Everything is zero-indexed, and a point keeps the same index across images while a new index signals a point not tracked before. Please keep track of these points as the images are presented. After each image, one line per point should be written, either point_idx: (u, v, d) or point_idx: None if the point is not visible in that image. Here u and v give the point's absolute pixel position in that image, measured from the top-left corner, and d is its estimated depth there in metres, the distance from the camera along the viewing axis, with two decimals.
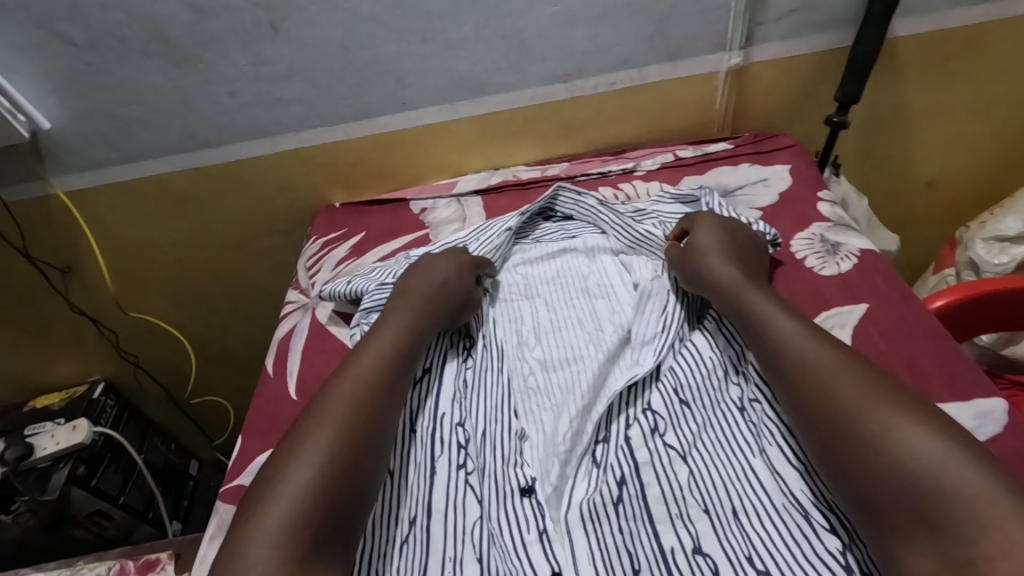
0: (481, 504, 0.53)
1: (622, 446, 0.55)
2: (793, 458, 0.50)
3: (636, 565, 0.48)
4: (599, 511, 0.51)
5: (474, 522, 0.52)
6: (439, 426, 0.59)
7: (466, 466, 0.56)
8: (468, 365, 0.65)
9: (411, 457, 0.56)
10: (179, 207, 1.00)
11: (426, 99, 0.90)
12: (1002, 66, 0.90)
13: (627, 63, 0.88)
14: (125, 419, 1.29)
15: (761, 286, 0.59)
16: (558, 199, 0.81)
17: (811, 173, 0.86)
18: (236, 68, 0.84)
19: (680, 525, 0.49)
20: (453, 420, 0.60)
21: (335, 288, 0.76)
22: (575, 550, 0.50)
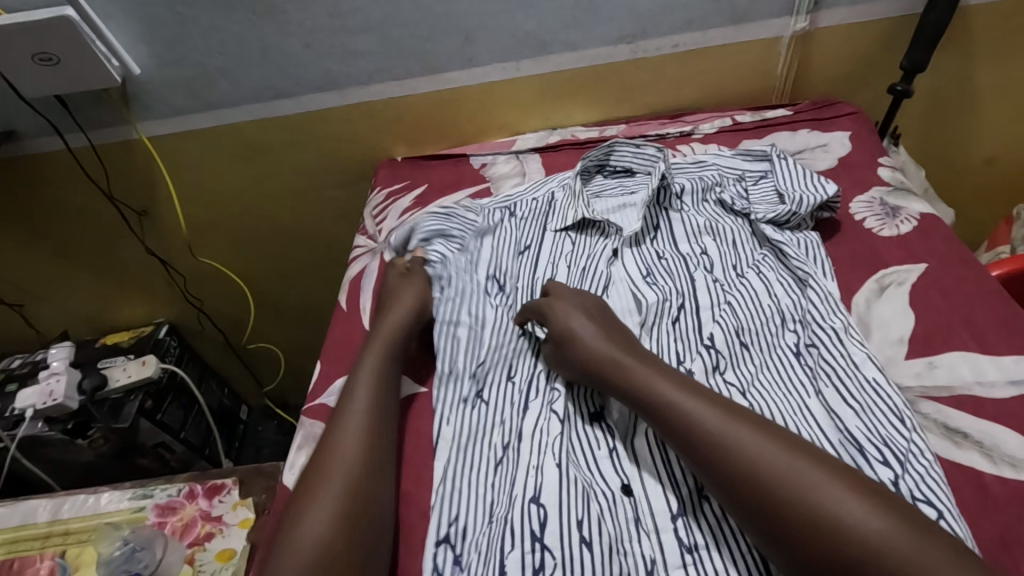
0: (563, 422, 0.56)
1: None
2: (849, 398, 0.53)
3: (701, 482, 0.50)
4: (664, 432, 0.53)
5: (556, 436, 0.55)
6: (463, 391, 0.60)
7: (553, 401, 0.58)
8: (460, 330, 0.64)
9: (457, 407, 0.59)
10: (251, 155, 1.05)
11: (492, 57, 0.93)
12: None
13: (692, 25, 0.89)
14: (186, 359, 1.37)
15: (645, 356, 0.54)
16: (614, 153, 0.86)
17: (872, 139, 0.86)
18: (314, 20, 0.87)
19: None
20: (472, 390, 0.60)
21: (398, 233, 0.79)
22: (643, 465, 0.52)
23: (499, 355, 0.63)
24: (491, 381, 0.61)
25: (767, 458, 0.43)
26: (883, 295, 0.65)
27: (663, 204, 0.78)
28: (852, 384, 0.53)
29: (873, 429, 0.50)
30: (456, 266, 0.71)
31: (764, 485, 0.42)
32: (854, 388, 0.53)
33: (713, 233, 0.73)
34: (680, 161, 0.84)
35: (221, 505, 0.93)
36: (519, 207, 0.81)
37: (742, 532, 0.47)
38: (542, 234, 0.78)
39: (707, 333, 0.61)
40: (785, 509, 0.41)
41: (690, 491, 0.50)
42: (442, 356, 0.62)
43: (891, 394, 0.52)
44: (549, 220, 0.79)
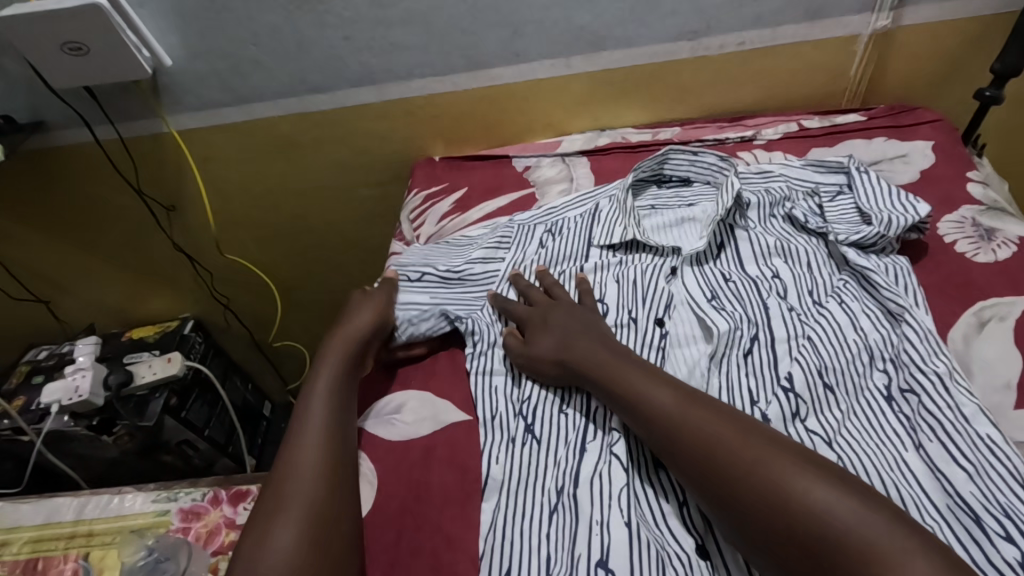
0: (629, 470, 0.52)
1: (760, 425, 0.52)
2: (958, 457, 0.47)
3: None
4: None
5: (621, 489, 0.51)
6: (513, 426, 0.57)
7: (611, 440, 0.54)
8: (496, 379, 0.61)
9: (506, 441, 0.56)
10: (282, 151, 1.01)
11: (541, 53, 0.86)
12: None
13: (761, 21, 0.82)
14: (211, 355, 1.34)
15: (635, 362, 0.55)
16: (669, 162, 0.80)
17: (957, 150, 0.78)
18: (354, 11, 0.82)
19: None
20: (525, 425, 0.57)
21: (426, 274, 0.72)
22: None
23: (551, 387, 0.59)
24: (544, 417, 0.57)
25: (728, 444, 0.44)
26: (982, 331, 0.58)
27: (729, 221, 0.72)
28: (962, 441, 0.48)
29: (992, 498, 0.45)
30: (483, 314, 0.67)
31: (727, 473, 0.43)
32: (962, 445, 0.48)
33: (785, 254, 0.67)
34: (743, 171, 0.78)
35: (245, 512, 0.88)
36: (559, 224, 0.78)
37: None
38: (587, 250, 0.74)
39: (784, 371, 0.56)
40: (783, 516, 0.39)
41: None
42: (480, 399, 0.60)
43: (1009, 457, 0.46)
44: (593, 236, 0.75)
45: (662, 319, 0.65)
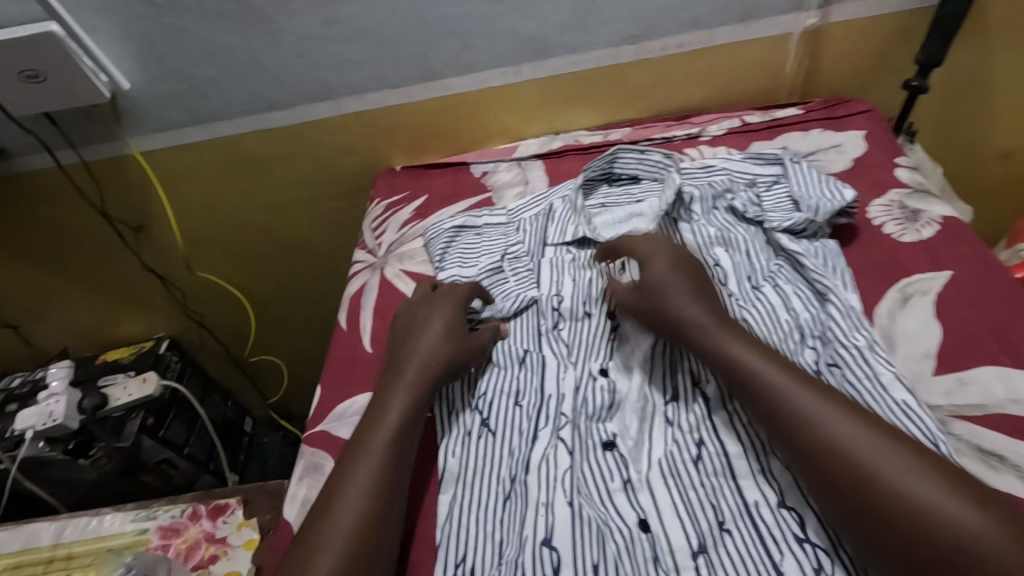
0: (572, 452, 0.55)
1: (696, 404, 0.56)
2: None
3: (721, 517, 0.49)
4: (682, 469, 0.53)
5: (565, 471, 0.54)
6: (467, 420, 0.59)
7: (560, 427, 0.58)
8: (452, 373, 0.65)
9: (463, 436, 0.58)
10: (246, 167, 1.03)
11: (491, 62, 0.90)
12: None
13: (698, 24, 0.86)
14: (188, 373, 1.35)
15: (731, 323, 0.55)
16: (619, 160, 0.83)
17: (887, 138, 0.83)
18: (306, 29, 0.84)
19: (763, 482, 0.50)
20: (479, 418, 0.59)
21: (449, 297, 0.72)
22: (658, 500, 0.51)
23: (503, 383, 0.62)
24: (496, 410, 0.59)
25: (821, 437, 0.45)
26: (906, 306, 0.62)
27: (674, 215, 0.75)
28: (880, 408, 0.52)
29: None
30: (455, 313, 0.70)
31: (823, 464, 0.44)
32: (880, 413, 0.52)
33: (725, 243, 0.70)
34: (688, 166, 0.81)
35: (225, 525, 0.88)
36: (526, 227, 0.80)
37: (768, 569, 0.45)
38: (543, 248, 0.77)
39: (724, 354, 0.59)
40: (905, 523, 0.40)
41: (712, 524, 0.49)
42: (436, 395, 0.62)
43: (917, 421, 0.50)
44: (548, 234, 0.78)
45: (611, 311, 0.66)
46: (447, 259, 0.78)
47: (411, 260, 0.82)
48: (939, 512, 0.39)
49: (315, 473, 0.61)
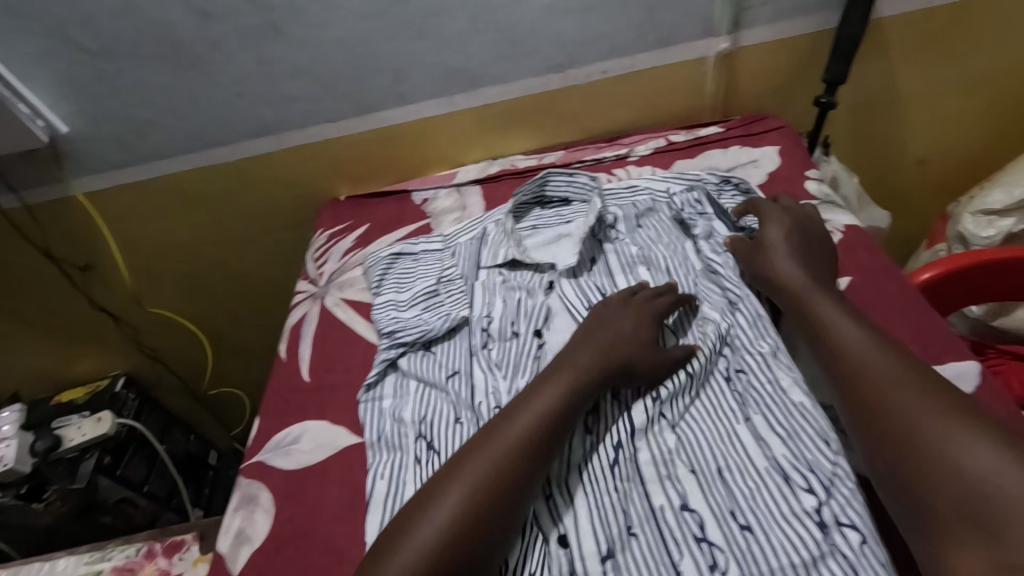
0: None
1: (621, 411, 0.60)
2: (775, 426, 0.55)
3: (630, 522, 0.53)
4: (598, 474, 0.56)
5: None
6: (400, 440, 0.61)
7: None
8: (385, 397, 0.67)
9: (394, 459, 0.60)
10: (192, 203, 1.04)
11: (424, 93, 0.93)
12: (978, 45, 0.95)
13: (618, 51, 0.91)
14: (147, 410, 1.34)
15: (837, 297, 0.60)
16: (550, 183, 0.87)
17: (799, 152, 0.88)
18: (241, 69, 0.87)
19: (669, 485, 0.54)
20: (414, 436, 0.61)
21: (382, 323, 0.74)
22: (577, 510, 0.54)
23: (436, 404, 0.63)
24: (431, 430, 0.61)
25: (904, 416, 0.48)
26: None
27: (599, 235, 0.80)
28: (779, 411, 0.56)
29: (793, 454, 0.53)
30: (396, 336, 0.72)
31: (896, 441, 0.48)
32: (780, 415, 0.56)
33: (647, 262, 0.75)
34: (612, 187, 0.86)
35: (180, 562, 0.88)
36: (462, 251, 0.83)
37: (668, 568, 0.50)
38: (477, 271, 0.79)
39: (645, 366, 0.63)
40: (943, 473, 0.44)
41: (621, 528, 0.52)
42: (368, 421, 0.65)
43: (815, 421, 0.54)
44: (482, 258, 0.80)
45: (541, 330, 0.70)
46: (384, 284, 0.81)
47: (351, 288, 0.84)
48: (973, 466, 0.43)
49: (250, 504, 0.62)
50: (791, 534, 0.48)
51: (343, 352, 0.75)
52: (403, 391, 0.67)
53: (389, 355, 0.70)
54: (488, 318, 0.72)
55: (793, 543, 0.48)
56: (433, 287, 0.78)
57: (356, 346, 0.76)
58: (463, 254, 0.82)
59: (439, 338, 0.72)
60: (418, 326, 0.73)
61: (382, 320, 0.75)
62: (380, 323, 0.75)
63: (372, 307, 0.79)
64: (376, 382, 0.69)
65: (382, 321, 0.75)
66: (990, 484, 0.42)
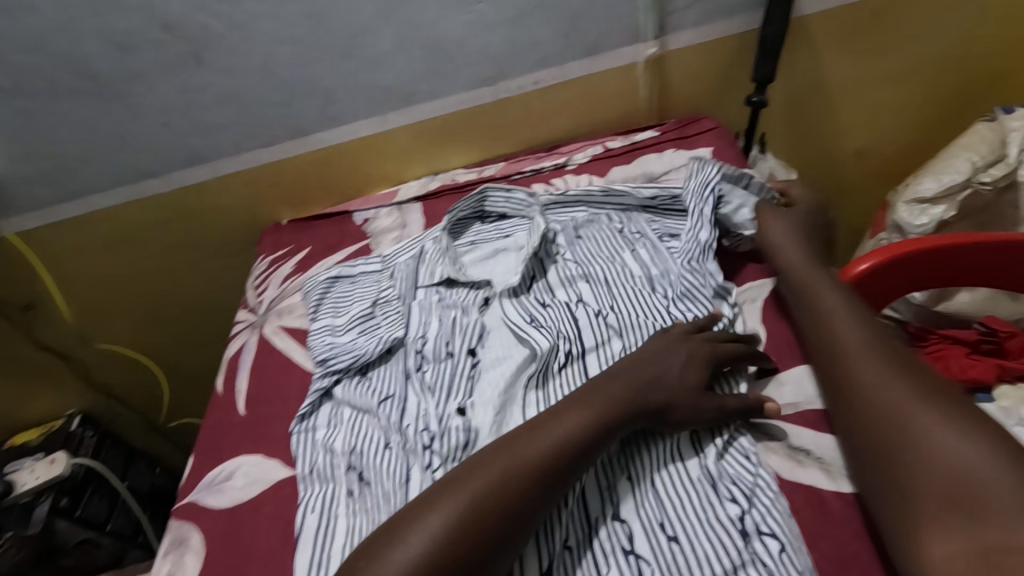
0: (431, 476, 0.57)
1: None
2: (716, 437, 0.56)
3: (566, 540, 0.52)
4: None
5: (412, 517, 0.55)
6: (333, 472, 0.60)
7: (432, 466, 0.58)
8: (317, 428, 0.66)
9: (328, 494, 0.58)
10: (131, 236, 1.02)
11: (357, 113, 0.92)
12: (902, 37, 0.97)
13: (547, 62, 0.91)
14: (107, 446, 1.27)
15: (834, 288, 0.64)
16: (488, 199, 0.86)
17: (732, 152, 0.89)
18: (166, 99, 0.86)
19: (606, 499, 0.54)
20: (347, 466, 0.60)
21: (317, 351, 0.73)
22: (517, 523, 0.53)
23: (370, 432, 0.63)
24: (365, 460, 0.60)
25: (889, 399, 0.51)
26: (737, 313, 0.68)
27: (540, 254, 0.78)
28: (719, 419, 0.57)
29: (725, 469, 0.54)
30: (331, 362, 0.71)
31: (881, 422, 0.50)
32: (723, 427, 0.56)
33: (587, 277, 0.73)
34: (548, 200, 0.86)
35: None
36: (398, 270, 0.82)
37: None
38: (415, 291, 0.78)
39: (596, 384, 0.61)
40: (925, 456, 0.46)
41: (558, 546, 0.52)
42: (300, 454, 0.64)
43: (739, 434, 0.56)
44: (419, 277, 0.80)
45: (474, 348, 0.69)
46: (321, 310, 0.80)
47: (290, 315, 0.83)
48: (953, 451, 0.45)
49: (181, 547, 0.60)
50: (715, 543, 0.49)
51: (278, 383, 0.74)
52: (336, 420, 0.66)
53: (323, 383, 0.69)
54: (423, 339, 0.71)
55: (717, 553, 0.49)
56: (369, 312, 0.77)
57: (292, 376, 0.75)
58: (399, 274, 0.81)
59: (374, 362, 0.71)
60: (354, 351, 0.71)
61: (318, 347, 0.74)
62: (315, 351, 0.74)
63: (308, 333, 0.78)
64: (310, 408, 0.68)
65: (317, 348, 0.74)
66: (967, 468, 0.44)
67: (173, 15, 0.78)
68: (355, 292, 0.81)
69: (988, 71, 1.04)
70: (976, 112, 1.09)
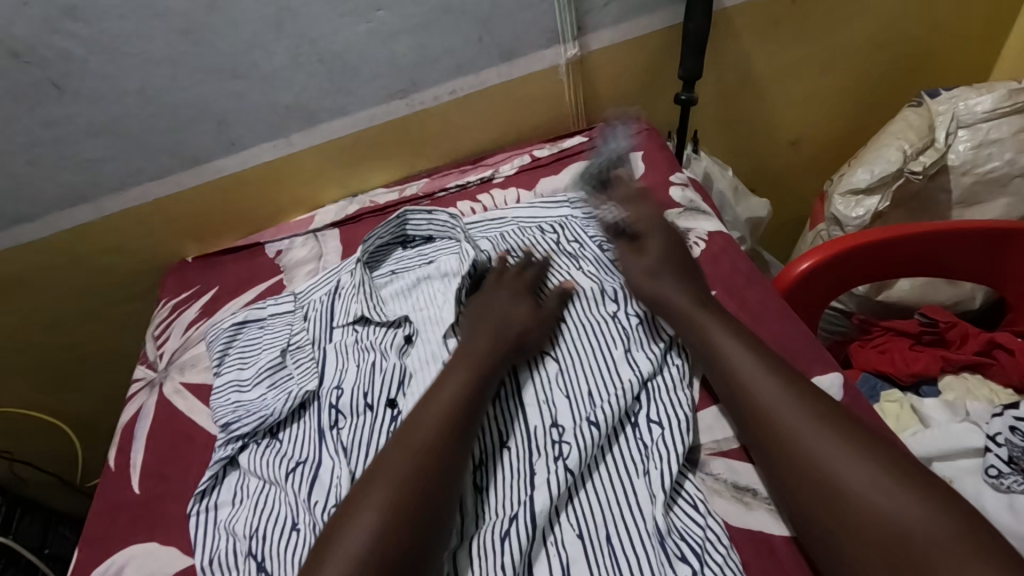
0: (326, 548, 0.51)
1: (532, 451, 0.55)
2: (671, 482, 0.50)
3: None
4: (488, 543, 0.49)
5: None
6: (233, 559, 0.53)
7: None
8: (219, 506, 0.58)
9: None
10: (12, 286, 0.91)
11: (258, 136, 0.84)
12: (824, 26, 0.95)
13: (462, 69, 0.84)
14: (19, 515, 1.09)
15: (761, 315, 0.63)
16: (409, 223, 0.79)
17: (663, 155, 0.85)
18: (28, 134, 0.75)
19: (553, 561, 0.48)
20: (249, 552, 0.53)
21: (222, 410, 0.66)
22: None
23: (277, 510, 0.55)
24: (272, 549, 0.53)
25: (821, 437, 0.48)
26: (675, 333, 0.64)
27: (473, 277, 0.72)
28: (661, 455, 0.52)
29: (673, 522, 0.49)
30: (234, 424, 0.63)
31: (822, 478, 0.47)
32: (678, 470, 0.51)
33: None
34: (475, 222, 0.80)
35: None
36: (313, 309, 0.74)
37: None
38: (330, 332, 0.71)
39: (536, 426, 0.57)
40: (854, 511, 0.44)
41: None
42: (198, 540, 0.56)
43: (687, 480, 0.52)
44: (334, 316, 0.72)
45: (395, 399, 0.62)
46: (226, 361, 0.72)
47: (193, 368, 0.75)
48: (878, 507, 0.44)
49: None
50: None
51: (177, 454, 0.65)
52: (242, 494, 0.59)
53: (226, 451, 0.61)
54: (338, 391, 0.63)
55: None
56: (279, 360, 0.69)
57: (193, 442, 0.66)
58: (313, 312, 0.73)
59: (285, 421, 0.63)
60: (262, 410, 0.63)
61: (222, 407, 0.66)
62: (219, 411, 0.66)
63: (212, 390, 0.70)
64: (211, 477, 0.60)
65: (220, 408, 0.66)
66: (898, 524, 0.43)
67: (20, 40, 0.68)
68: (268, 336, 0.73)
69: (911, 54, 1.03)
70: (901, 97, 1.09)
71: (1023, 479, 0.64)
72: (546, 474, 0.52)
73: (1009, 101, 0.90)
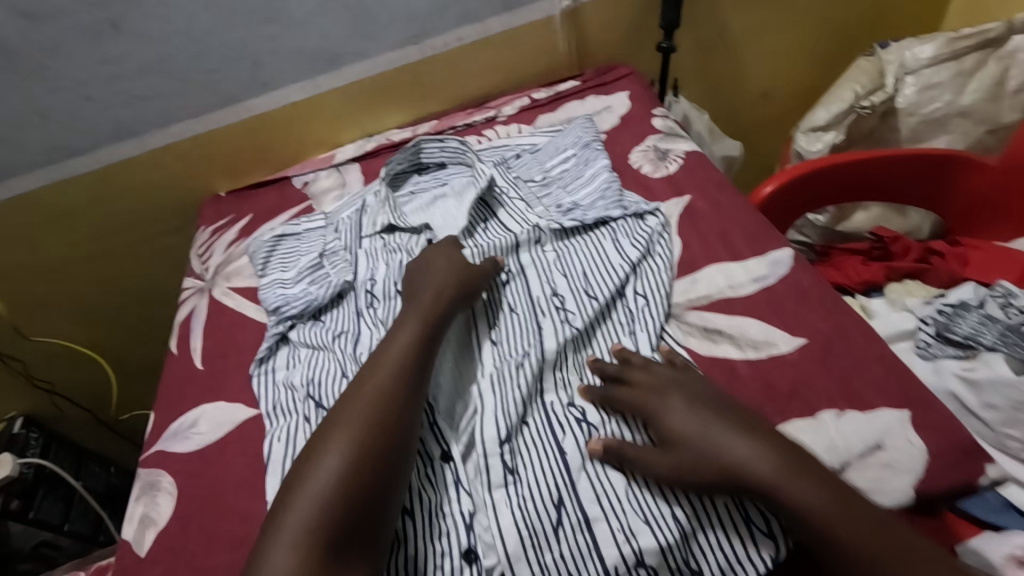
0: None
1: (536, 312, 0.66)
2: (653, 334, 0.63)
3: (527, 413, 0.58)
4: (506, 373, 0.61)
5: None
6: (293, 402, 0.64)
7: None
8: (276, 368, 0.70)
9: (295, 426, 0.62)
10: (59, 219, 1.00)
11: (288, 78, 0.94)
12: None
13: (469, 18, 0.95)
14: (55, 448, 1.19)
15: (728, 212, 0.74)
16: (424, 151, 0.90)
17: (647, 94, 0.96)
18: (85, 71, 0.85)
19: (560, 386, 0.61)
20: (306, 396, 0.64)
21: (269, 297, 0.77)
22: (486, 404, 0.59)
23: (327, 367, 0.66)
24: (327, 391, 0.64)
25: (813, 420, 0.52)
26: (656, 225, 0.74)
27: (487, 198, 0.82)
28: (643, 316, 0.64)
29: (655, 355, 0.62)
30: (284, 309, 0.74)
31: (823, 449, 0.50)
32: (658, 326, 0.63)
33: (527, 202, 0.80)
34: (482, 150, 0.91)
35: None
36: (343, 224, 0.84)
37: (555, 448, 0.56)
38: (359, 241, 0.81)
39: (538, 294, 0.68)
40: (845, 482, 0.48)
41: (515, 418, 0.58)
42: (261, 393, 0.67)
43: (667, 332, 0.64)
44: (363, 227, 0.82)
45: None
46: (270, 266, 0.82)
47: (238, 276, 0.85)
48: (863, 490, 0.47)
49: (152, 491, 0.63)
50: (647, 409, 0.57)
51: (232, 338, 0.76)
52: (295, 360, 0.70)
53: (279, 328, 0.72)
54: (372, 281, 0.74)
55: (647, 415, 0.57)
56: (317, 261, 0.80)
57: (246, 329, 0.77)
58: (343, 224, 0.84)
59: (327, 306, 0.74)
60: (308, 298, 0.74)
61: (271, 296, 0.77)
62: (267, 301, 0.77)
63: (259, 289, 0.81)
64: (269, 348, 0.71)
65: (269, 298, 0.77)
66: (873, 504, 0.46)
67: None
68: (306, 246, 0.84)
69: (866, 10, 1.15)
70: (857, 49, 1.22)
71: (941, 345, 0.77)
72: (547, 327, 0.64)
73: (949, 47, 1.01)
